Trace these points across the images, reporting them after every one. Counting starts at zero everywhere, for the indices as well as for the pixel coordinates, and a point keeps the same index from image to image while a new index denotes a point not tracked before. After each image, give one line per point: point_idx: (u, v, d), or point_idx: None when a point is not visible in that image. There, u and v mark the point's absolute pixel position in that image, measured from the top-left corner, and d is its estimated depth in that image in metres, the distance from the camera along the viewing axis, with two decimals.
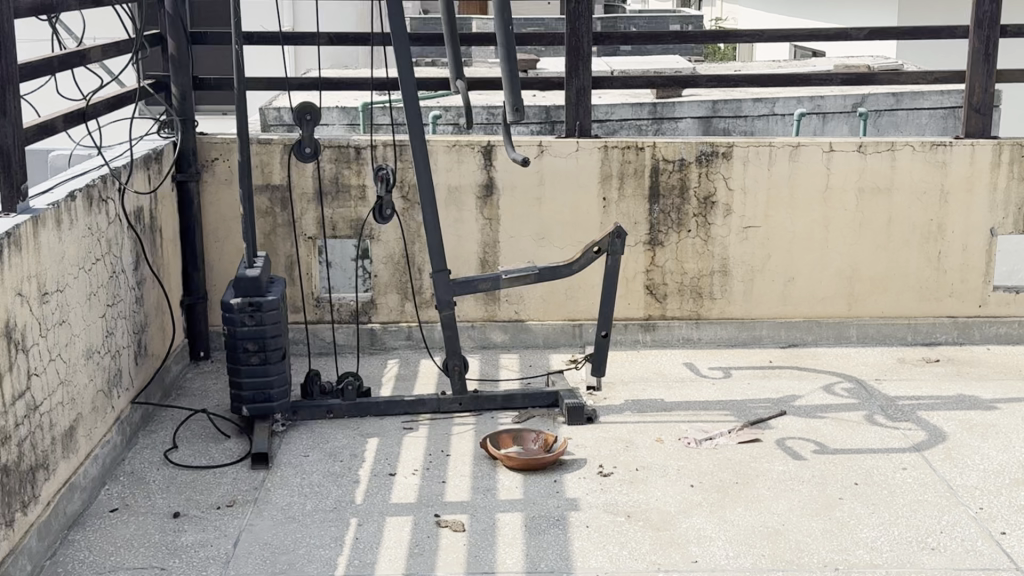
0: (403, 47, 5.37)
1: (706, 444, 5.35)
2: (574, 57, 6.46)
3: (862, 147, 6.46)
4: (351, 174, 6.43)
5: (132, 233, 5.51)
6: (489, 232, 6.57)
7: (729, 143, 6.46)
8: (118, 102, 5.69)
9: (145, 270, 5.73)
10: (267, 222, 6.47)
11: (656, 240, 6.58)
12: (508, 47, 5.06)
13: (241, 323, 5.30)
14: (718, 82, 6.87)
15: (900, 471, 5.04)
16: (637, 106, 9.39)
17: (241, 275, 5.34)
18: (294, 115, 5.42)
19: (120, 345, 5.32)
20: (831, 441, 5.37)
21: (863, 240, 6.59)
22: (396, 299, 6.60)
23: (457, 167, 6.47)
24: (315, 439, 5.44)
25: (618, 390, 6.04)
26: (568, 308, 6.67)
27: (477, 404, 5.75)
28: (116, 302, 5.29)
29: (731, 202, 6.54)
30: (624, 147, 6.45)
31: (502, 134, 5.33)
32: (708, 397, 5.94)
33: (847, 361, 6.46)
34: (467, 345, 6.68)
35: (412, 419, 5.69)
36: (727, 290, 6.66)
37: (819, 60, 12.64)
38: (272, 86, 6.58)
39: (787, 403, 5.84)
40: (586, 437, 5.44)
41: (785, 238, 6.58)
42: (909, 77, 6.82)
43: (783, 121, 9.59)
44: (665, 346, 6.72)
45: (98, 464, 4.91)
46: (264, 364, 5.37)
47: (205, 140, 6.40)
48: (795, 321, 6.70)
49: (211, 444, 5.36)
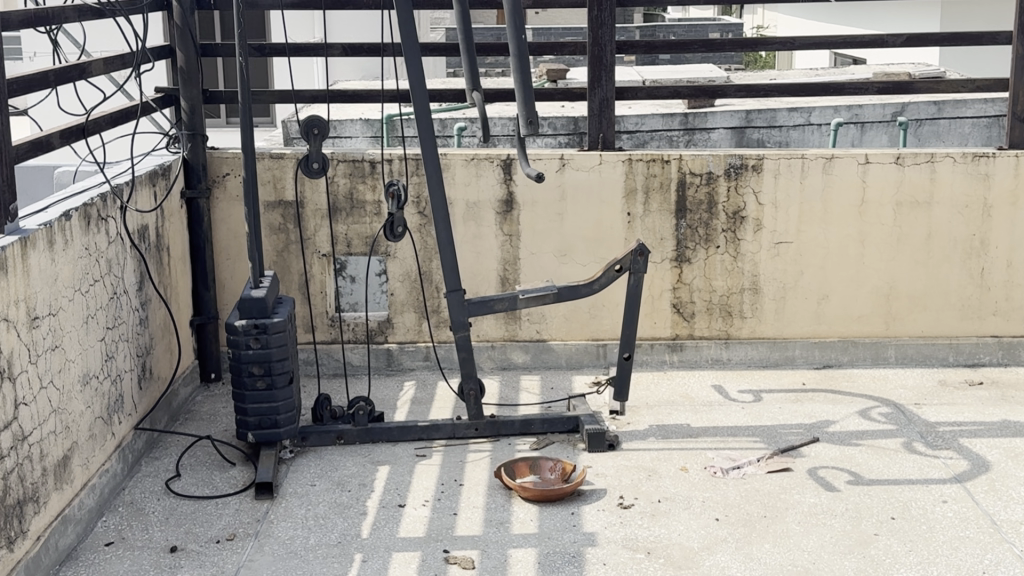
0: (413, 57, 5.15)
1: (734, 474, 5.07)
2: (597, 67, 6.21)
3: (900, 158, 6.15)
4: (365, 189, 6.21)
5: (134, 252, 5.31)
6: (509, 248, 6.33)
7: (759, 155, 6.19)
8: (122, 117, 5.50)
9: (150, 290, 5.53)
10: (279, 239, 6.27)
11: (683, 256, 6.31)
12: (521, 56, 4.81)
13: (246, 346, 5.08)
14: (748, 91, 6.55)
15: (940, 505, 4.74)
16: (669, 117, 9.19)
17: (246, 296, 5.12)
18: (301, 128, 5.20)
19: (122, 369, 5.13)
20: (866, 471, 5.07)
21: (901, 256, 6.28)
22: (412, 318, 6.37)
23: (476, 182, 6.24)
24: (324, 467, 5.22)
25: (642, 415, 5.77)
26: (591, 328, 6.41)
27: (494, 429, 5.50)
28: (117, 324, 5.09)
29: (762, 216, 6.26)
30: (649, 160, 6.20)
31: (518, 147, 5.06)
32: (737, 422, 5.66)
33: (884, 384, 6.15)
34: (487, 366, 6.44)
35: (426, 446, 5.45)
36: (757, 308, 6.37)
37: (860, 68, 12.38)
38: (284, 98, 6.37)
39: (820, 429, 5.54)
40: (607, 466, 5.18)
41: (818, 253, 6.29)
42: (949, 84, 6.50)
43: (820, 131, 9.42)
44: (692, 367, 6.44)
45: (95, 494, 4.71)
46: (270, 390, 5.16)
47: (216, 155, 6.19)
48: (829, 341, 6.39)
49: (216, 472, 5.15)
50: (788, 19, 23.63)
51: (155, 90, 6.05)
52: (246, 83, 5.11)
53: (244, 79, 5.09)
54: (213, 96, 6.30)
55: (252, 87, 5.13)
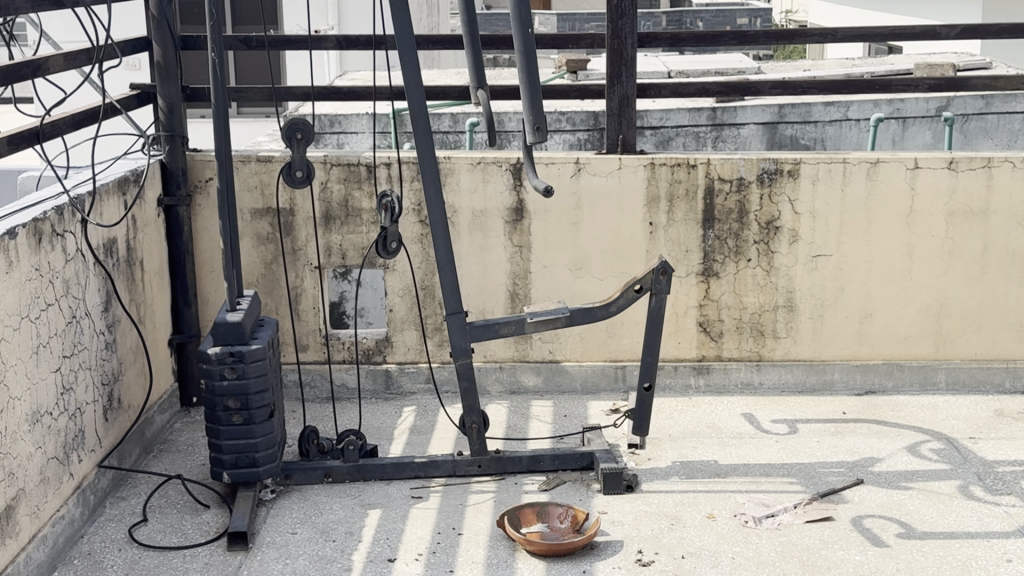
0: (409, 52, 4.58)
1: (768, 523, 4.48)
2: (617, 62, 5.63)
3: (954, 163, 5.54)
4: (362, 195, 5.66)
5: (99, 270, 4.77)
6: (519, 261, 5.76)
7: (796, 159, 5.59)
8: (88, 117, 4.95)
9: (119, 311, 5.00)
10: (267, 250, 5.72)
11: (711, 270, 5.73)
12: (529, 50, 4.25)
13: (220, 377, 4.55)
14: (785, 88, 5.85)
15: (1005, 565, 4.14)
16: (695, 111, 8.78)
17: (220, 320, 4.58)
18: (282, 133, 4.65)
19: (83, 401, 4.59)
20: (919, 523, 4.47)
21: (953, 272, 5.68)
22: (414, 336, 5.82)
23: (483, 188, 5.67)
24: (308, 510, 4.67)
25: (665, 449, 5.20)
26: (609, 348, 5.84)
27: (499, 466, 4.94)
28: (77, 351, 4.55)
29: (798, 227, 5.66)
30: (673, 164, 5.61)
31: (524, 154, 4.51)
32: (771, 459, 5.08)
33: (934, 414, 5.55)
34: (494, 390, 5.88)
35: (423, 485, 4.90)
36: (793, 328, 5.79)
37: (897, 58, 11.80)
38: (273, 95, 5.84)
39: (864, 469, 4.95)
40: (624, 512, 4.60)
41: (860, 268, 5.70)
42: (1007, 82, 5.90)
43: (858, 127, 8.90)
44: (720, 392, 5.86)
45: (46, 546, 4.18)
46: (248, 425, 4.62)
47: (198, 158, 5.65)
48: (872, 364, 5.80)
49: (187, 517, 4.61)
50: (819, 5, 22.99)
51: (130, 87, 5.51)
52: (220, 84, 4.54)
53: (217, 79, 4.53)
54: (194, 92, 5.76)
55: (228, 87, 4.56)
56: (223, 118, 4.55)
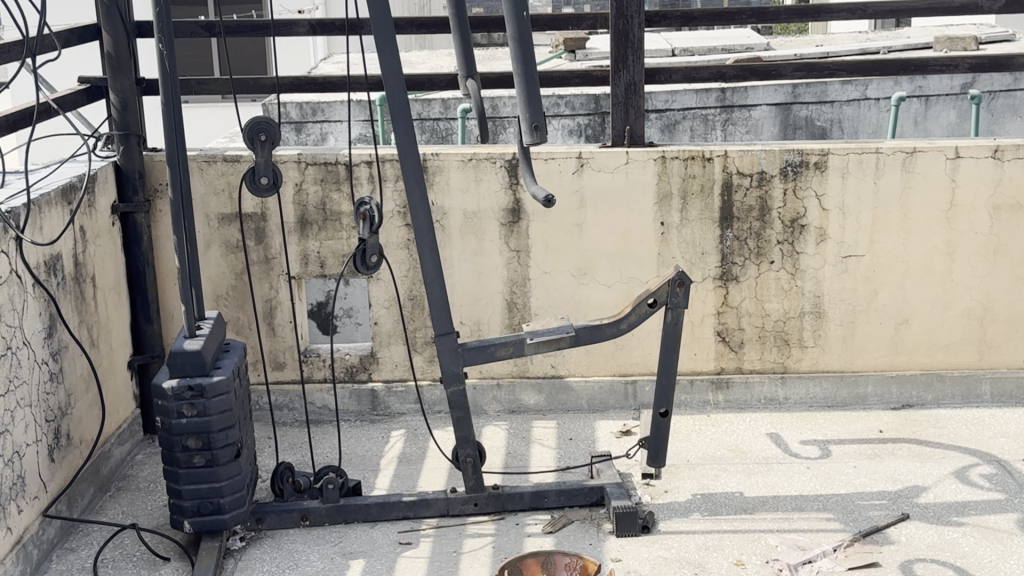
0: (387, 36, 3.96)
1: (806, 571, 3.91)
2: (622, 44, 5.04)
3: (999, 152, 4.96)
4: (341, 197, 5.08)
5: (38, 292, 4.20)
6: (517, 267, 5.18)
7: (823, 150, 5.02)
8: (26, 116, 4.36)
9: (66, 336, 4.43)
10: (236, 260, 5.15)
11: (729, 274, 5.16)
12: (524, 37, 3.68)
13: (179, 414, 3.98)
14: (808, 70, 5.26)
15: None
16: (703, 93, 8.30)
17: (176, 349, 4.01)
18: (244, 134, 4.08)
19: (23, 442, 4.02)
20: (977, 568, 3.91)
21: (998, 271, 5.11)
22: (401, 352, 5.26)
23: (476, 187, 5.09)
24: (282, 562, 4.12)
25: (683, 479, 4.64)
26: (619, 362, 5.28)
27: (497, 504, 4.39)
28: (15, 386, 3.99)
29: (826, 224, 5.09)
30: (687, 158, 5.04)
31: (520, 155, 3.95)
32: (803, 489, 4.52)
33: (981, 431, 4.98)
34: (492, 410, 5.32)
35: (412, 528, 4.34)
36: (821, 337, 5.22)
37: (914, 32, 11.21)
38: (240, 87, 5.24)
39: (908, 501, 4.40)
40: (641, 560, 4.04)
41: (895, 269, 5.13)
42: None
43: (878, 106, 8.32)
44: (740, 409, 5.30)
45: None
46: (211, 467, 4.06)
47: (157, 159, 5.08)
48: (910, 375, 5.24)
49: (143, 572, 4.06)
50: None
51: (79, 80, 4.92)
52: (170, 77, 3.95)
53: (167, 72, 3.94)
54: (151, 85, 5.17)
55: (180, 81, 3.97)
56: (175, 116, 3.96)
